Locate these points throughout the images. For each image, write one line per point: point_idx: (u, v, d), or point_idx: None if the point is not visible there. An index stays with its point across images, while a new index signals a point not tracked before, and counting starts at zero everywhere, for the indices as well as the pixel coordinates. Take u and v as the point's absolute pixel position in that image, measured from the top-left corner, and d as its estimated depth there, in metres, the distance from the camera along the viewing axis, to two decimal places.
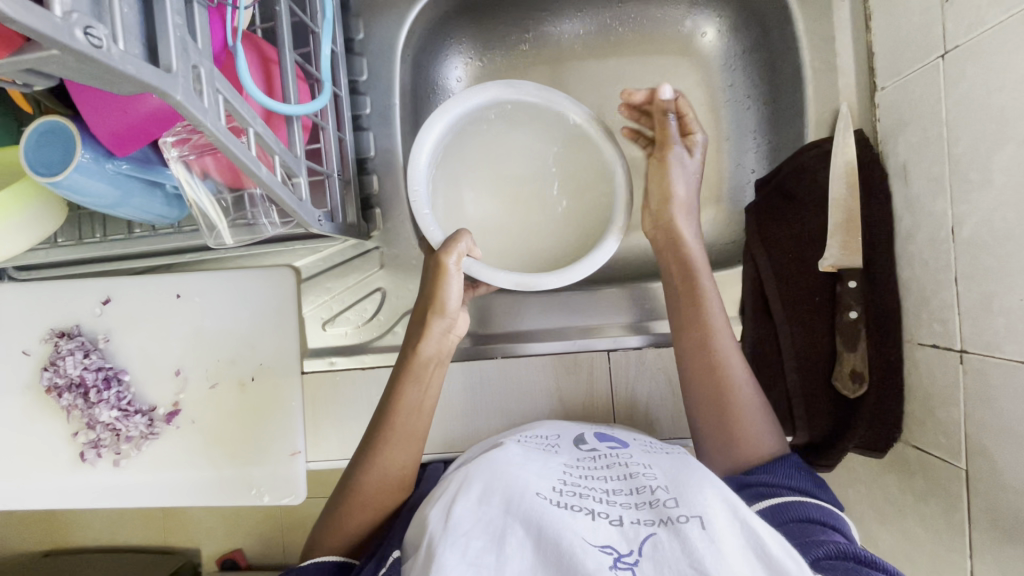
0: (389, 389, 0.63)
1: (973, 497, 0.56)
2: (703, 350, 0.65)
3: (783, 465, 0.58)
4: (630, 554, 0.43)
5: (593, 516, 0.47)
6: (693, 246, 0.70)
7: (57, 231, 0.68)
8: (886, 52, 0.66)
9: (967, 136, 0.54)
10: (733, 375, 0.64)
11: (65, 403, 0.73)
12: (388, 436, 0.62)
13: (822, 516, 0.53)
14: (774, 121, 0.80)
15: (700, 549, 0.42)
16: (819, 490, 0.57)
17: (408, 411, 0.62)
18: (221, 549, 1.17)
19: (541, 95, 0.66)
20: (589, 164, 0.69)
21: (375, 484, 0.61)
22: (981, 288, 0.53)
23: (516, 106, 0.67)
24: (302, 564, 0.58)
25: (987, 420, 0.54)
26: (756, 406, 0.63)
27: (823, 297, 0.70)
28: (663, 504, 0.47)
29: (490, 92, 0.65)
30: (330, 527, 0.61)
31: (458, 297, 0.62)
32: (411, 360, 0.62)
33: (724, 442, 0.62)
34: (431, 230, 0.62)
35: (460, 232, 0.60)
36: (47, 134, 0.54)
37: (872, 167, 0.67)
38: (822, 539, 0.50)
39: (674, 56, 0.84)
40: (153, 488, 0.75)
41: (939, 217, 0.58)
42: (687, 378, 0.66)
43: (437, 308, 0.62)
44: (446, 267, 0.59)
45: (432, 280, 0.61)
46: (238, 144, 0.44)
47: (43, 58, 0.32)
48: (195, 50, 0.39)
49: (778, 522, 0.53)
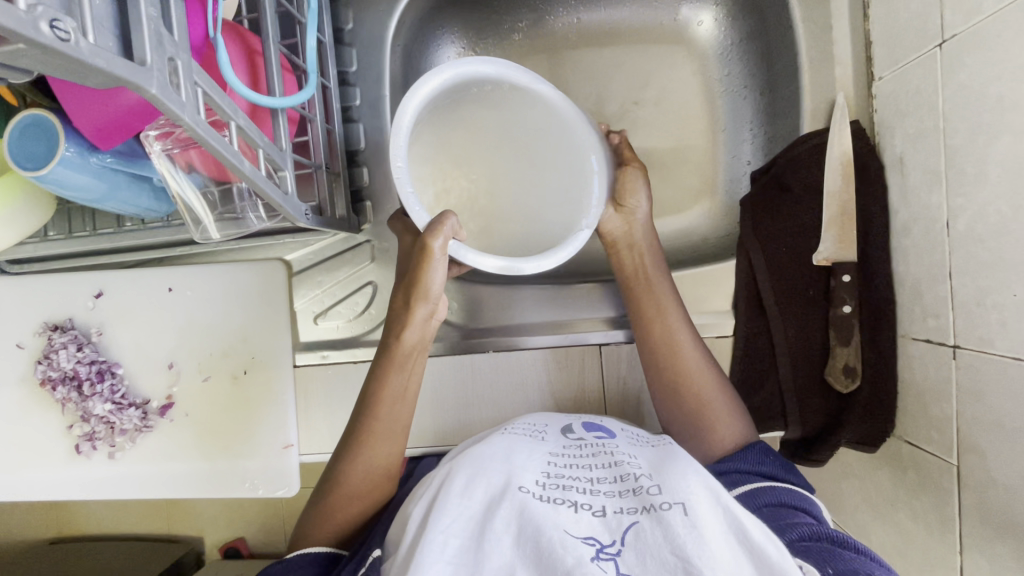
0: (373, 377, 0.62)
1: (963, 493, 0.56)
2: (665, 348, 0.67)
3: (753, 453, 0.61)
4: (611, 545, 0.44)
5: (576, 508, 0.47)
6: (648, 241, 0.72)
7: (48, 225, 0.68)
8: (883, 41, 0.65)
9: (964, 127, 0.53)
10: (694, 372, 0.66)
11: (60, 397, 0.74)
12: (372, 426, 0.62)
13: (792, 501, 0.55)
14: (771, 111, 0.79)
15: (682, 536, 0.42)
16: (789, 475, 0.59)
17: (392, 399, 0.62)
18: (222, 537, 1.18)
19: (534, 78, 0.60)
20: (557, 151, 0.64)
21: (362, 473, 0.61)
22: (975, 283, 0.53)
23: (498, 85, 0.60)
24: (287, 556, 0.59)
25: (979, 416, 0.53)
26: (717, 393, 0.66)
27: (817, 291, 0.69)
28: (646, 491, 0.47)
29: (484, 69, 0.58)
30: (317, 520, 0.62)
31: (443, 281, 0.58)
32: (395, 348, 0.61)
33: (694, 432, 0.65)
34: (414, 211, 0.54)
35: (444, 215, 0.54)
36: (31, 127, 0.53)
37: (868, 159, 0.66)
38: (794, 521, 0.52)
39: (669, 46, 0.83)
40: (148, 480, 0.76)
41: (935, 210, 0.57)
42: (652, 376, 0.68)
43: (421, 292, 0.59)
44: (432, 250, 0.54)
45: (417, 264, 0.56)
46: (219, 138, 0.43)
47: (12, 52, 0.31)
48: (172, 42, 0.39)
49: (753, 507, 0.55)
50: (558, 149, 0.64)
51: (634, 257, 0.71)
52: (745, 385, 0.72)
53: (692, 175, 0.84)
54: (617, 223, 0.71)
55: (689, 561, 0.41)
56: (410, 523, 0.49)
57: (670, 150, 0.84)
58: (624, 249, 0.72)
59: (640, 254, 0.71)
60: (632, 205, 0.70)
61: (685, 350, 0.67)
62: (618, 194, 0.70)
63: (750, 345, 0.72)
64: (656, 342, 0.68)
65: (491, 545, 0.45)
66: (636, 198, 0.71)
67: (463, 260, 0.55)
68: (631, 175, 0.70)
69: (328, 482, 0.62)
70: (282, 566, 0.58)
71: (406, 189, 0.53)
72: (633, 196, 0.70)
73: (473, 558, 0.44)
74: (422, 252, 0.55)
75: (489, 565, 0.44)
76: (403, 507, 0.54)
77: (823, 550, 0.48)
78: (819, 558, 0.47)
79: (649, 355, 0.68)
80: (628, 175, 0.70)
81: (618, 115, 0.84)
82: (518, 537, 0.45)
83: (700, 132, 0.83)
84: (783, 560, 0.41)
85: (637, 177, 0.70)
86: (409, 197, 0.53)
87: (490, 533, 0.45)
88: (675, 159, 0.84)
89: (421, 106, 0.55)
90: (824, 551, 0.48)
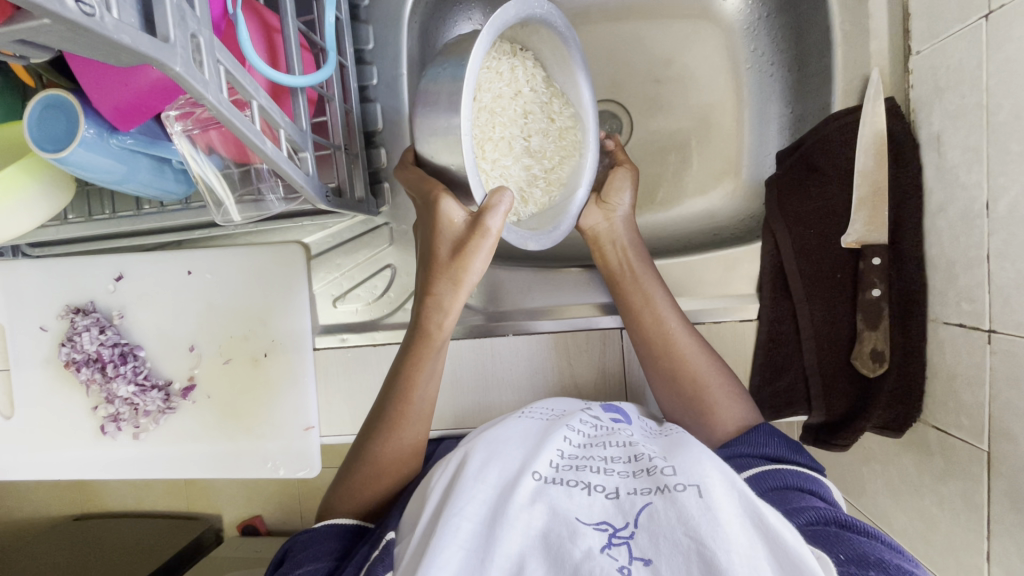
0: (406, 361, 0.61)
1: (993, 479, 0.55)
2: (658, 336, 0.67)
3: (756, 434, 0.59)
4: (624, 529, 0.44)
5: (590, 491, 0.47)
6: (631, 234, 0.71)
7: (67, 208, 0.68)
8: (923, 12, 0.62)
9: (1010, 102, 0.50)
10: (690, 357, 0.65)
11: (84, 378, 0.75)
12: (404, 411, 0.62)
13: (800, 483, 0.54)
14: (799, 89, 0.76)
15: (696, 517, 0.42)
16: (794, 454, 0.57)
17: (426, 381, 0.62)
18: (241, 516, 1.21)
19: (573, 35, 0.60)
20: (568, 107, 0.66)
21: (394, 452, 0.62)
22: (1015, 266, 0.51)
23: (539, 26, 0.58)
24: (315, 526, 0.61)
25: (1014, 403, 0.52)
26: (717, 381, 0.64)
27: (845, 274, 0.67)
28: (660, 471, 0.47)
29: (541, 9, 0.55)
30: (342, 495, 0.63)
31: (482, 270, 0.56)
32: (434, 335, 0.60)
33: (697, 427, 0.64)
34: (472, 181, 0.51)
35: (499, 189, 0.52)
36: (51, 109, 0.53)
37: (902, 138, 0.64)
38: (803, 505, 0.51)
39: (694, 21, 0.81)
40: (172, 460, 0.77)
41: (974, 190, 0.55)
42: (647, 363, 0.68)
43: (459, 278, 0.56)
44: (488, 228, 0.52)
45: (470, 243, 0.54)
46: (242, 118, 0.43)
47: (36, 29, 0.30)
48: (194, 18, 0.38)
49: (758, 492, 0.54)
50: (566, 107, 0.66)
51: (617, 252, 0.70)
52: (768, 370, 0.71)
53: (713, 156, 0.82)
54: (599, 218, 0.70)
55: (702, 542, 0.41)
56: (426, 507, 0.50)
57: (692, 130, 0.82)
58: (606, 246, 0.71)
59: (623, 249, 0.70)
60: (614, 202, 0.70)
61: (679, 339, 0.66)
62: (604, 190, 0.71)
63: (775, 329, 0.71)
64: (652, 327, 0.67)
65: (505, 531, 0.44)
66: (620, 196, 0.71)
67: (505, 235, 0.55)
68: (620, 175, 0.71)
69: (355, 461, 0.63)
70: (309, 535, 0.60)
71: (468, 155, 0.50)
72: (617, 193, 0.70)
73: (486, 544, 0.44)
74: (475, 232, 0.53)
75: (500, 551, 0.44)
76: (422, 485, 0.55)
77: (831, 535, 0.47)
78: (829, 544, 0.46)
79: (644, 345, 0.68)
80: (617, 175, 0.71)
81: (640, 94, 0.82)
82: (536, 523, 0.45)
83: (723, 112, 0.81)
84: (799, 544, 0.40)
85: (626, 177, 0.71)
86: (469, 163, 0.50)
87: (505, 520, 0.45)
88: (697, 140, 0.82)
89: (486, 46, 0.50)
90: (832, 535, 0.47)
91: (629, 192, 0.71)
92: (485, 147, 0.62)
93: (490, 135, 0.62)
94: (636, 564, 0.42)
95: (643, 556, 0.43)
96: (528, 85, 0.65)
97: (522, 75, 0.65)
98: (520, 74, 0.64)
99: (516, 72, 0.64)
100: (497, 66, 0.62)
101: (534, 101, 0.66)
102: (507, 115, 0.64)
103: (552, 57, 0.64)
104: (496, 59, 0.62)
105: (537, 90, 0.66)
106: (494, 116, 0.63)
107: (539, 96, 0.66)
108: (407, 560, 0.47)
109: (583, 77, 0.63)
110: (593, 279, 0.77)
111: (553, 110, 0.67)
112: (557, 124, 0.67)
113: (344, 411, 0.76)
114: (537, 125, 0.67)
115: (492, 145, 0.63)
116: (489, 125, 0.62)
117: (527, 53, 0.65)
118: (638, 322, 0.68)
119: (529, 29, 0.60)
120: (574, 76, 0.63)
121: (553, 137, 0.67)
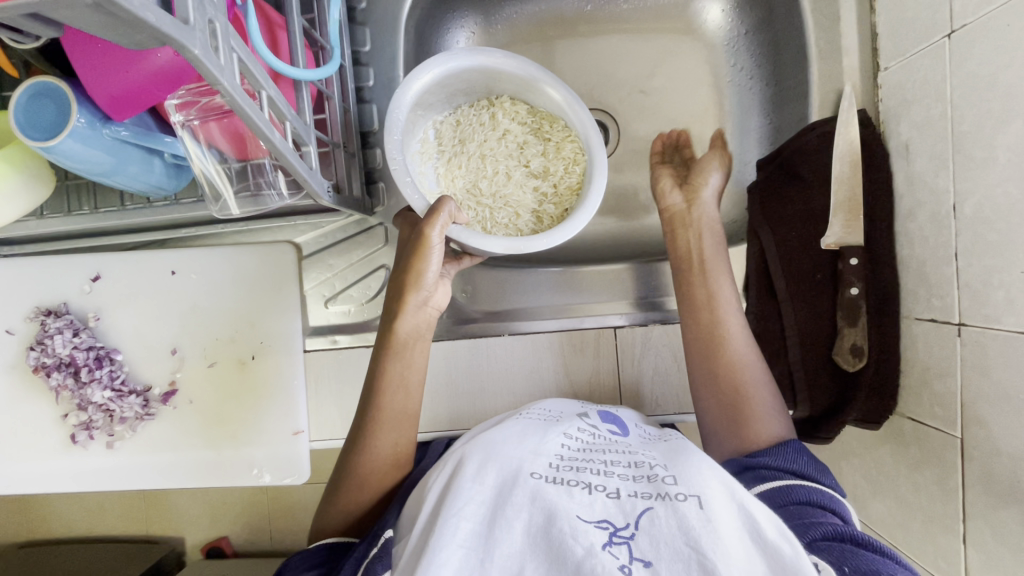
0: (374, 366, 0.62)
1: (966, 464, 0.59)
2: (710, 333, 0.68)
3: (784, 450, 0.59)
4: (624, 529, 0.44)
5: (589, 490, 0.47)
6: (707, 221, 0.72)
7: (43, 204, 0.65)
8: (890, 31, 0.67)
9: (972, 114, 0.55)
10: (740, 357, 0.66)
11: (54, 384, 0.70)
12: (378, 418, 0.61)
13: (823, 501, 0.53)
14: (776, 101, 0.80)
15: (697, 529, 0.43)
16: (821, 476, 0.56)
17: (394, 388, 0.62)
18: (206, 537, 1.15)
19: (512, 58, 0.64)
20: (559, 125, 0.69)
21: (373, 459, 0.61)
22: (981, 262, 0.55)
23: (478, 73, 0.66)
24: (293, 555, 0.59)
25: (984, 390, 0.56)
26: (762, 381, 0.66)
27: (826, 275, 0.71)
28: (661, 480, 0.47)
29: (456, 61, 0.63)
30: (327, 508, 0.62)
31: (435, 272, 0.61)
32: (391, 338, 0.61)
33: (731, 423, 0.64)
34: (414, 199, 0.59)
35: (442, 199, 0.58)
36: (39, 96, 0.51)
37: (874, 147, 0.68)
38: (819, 521, 0.50)
39: (677, 35, 0.85)
40: (147, 471, 0.73)
41: (941, 194, 0.60)
42: (694, 361, 0.68)
43: (412, 279, 0.60)
44: (428, 237, 0.57)
45: (414, 250, 0.59)
46: (253, 108, 0.42)
47: (58, 2, 0.30)
48: (212, 3, 0.37)
49: (776, 505, 0.54)
50: (556, 125, 0.70)
51: (691, 238, 0.72)
52: None
53: None
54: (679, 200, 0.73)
55: (703, 553, 0.42)
56: (425, 506, 0.49)
57: None
58: (681, 230, 0.72)
59: (699, 237, 0.71)
60: (700, 183, 0.73)
61: (734, 337, 0.67)
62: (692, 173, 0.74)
63: (761, 327, 0.74)
64: (706, 327, 0.68)
65: (505, 533, 0.45)
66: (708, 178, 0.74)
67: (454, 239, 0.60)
68: (710, 160, 0.74)
69: (339, 471, 0.63)
70: (302, 556, 0.58)
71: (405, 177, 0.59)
72: (704, 176, 0.73)
73: (485, 544, 0.45)
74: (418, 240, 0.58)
75: (500, 552, 0.44)
76: (420, 485, 0.54)
77: (844, 550, 0.47)
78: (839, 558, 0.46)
79: (697, 343, 0.68)
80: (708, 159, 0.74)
81: (627, 103, 0.85)
82: (535, 521, 0.45)
83: (705, 121, 0.85)
84: (798, 557, 0.41)
85: (716, 161, 0.74)
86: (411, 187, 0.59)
87: (505, 520, 0.45)
88: None
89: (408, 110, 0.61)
90: (845, 551, 0.47)
91: (718, 176, 0.74)
92: (480, 185, 0.71)
93: (483, 174, 0.71)
94: (636, 565, 0.43)
95: (643, 558, 0.43)
96: (512, 123, 0.71)
97: (505, 115, 0.71)
98: (502, 116, 0.71)
99: (496, 117, 0.71)
100: (473, 121, 0.71)
101: (524, 132, 0.71)
102: (500, 152, 0.72)
103: (520, 86, 0.68)
104: (472, 116, 0.71)
105: (524, 123, 0.71)
106: (486, 157, 0.71)
107: (531, 124, 0.71)
108: (404, 562, 0.47)
109: (553, 89, 0.66)
110: (584, 280, 0.78)
111: (546, 133, 0.71)
112: (557, 141, 0.70)
113: (335, 415, 0.74)
114: (535, 150, 0.71)
115: (488, 182, 0.71)
116: (481, 166, 0.71)
117: (503, 97, 0.71)
118: (695, 316, 0.69)
119: (475, 76, 0.66)
120: (546, 93, 0.67)
121: (553, 155, 0.71)
